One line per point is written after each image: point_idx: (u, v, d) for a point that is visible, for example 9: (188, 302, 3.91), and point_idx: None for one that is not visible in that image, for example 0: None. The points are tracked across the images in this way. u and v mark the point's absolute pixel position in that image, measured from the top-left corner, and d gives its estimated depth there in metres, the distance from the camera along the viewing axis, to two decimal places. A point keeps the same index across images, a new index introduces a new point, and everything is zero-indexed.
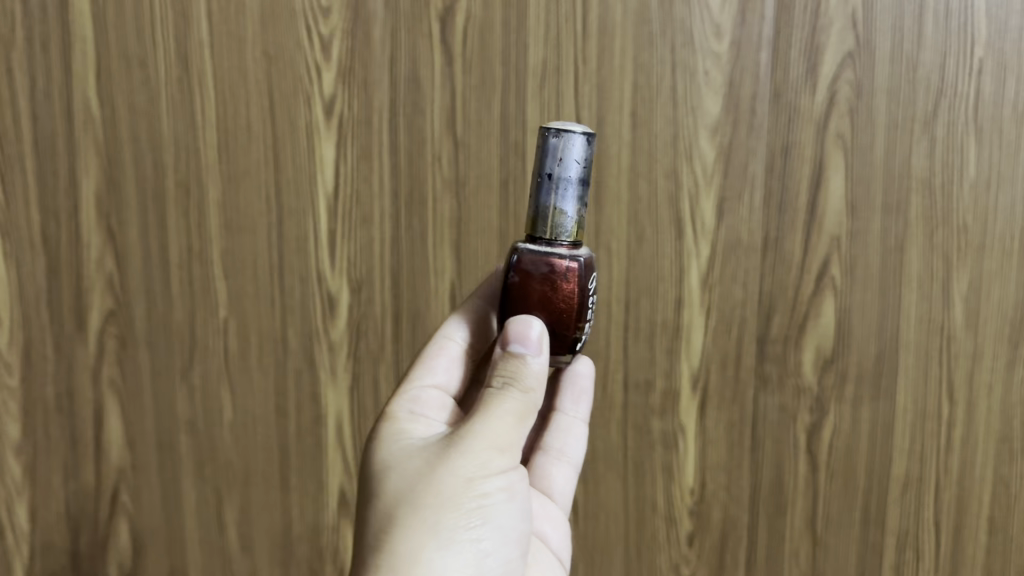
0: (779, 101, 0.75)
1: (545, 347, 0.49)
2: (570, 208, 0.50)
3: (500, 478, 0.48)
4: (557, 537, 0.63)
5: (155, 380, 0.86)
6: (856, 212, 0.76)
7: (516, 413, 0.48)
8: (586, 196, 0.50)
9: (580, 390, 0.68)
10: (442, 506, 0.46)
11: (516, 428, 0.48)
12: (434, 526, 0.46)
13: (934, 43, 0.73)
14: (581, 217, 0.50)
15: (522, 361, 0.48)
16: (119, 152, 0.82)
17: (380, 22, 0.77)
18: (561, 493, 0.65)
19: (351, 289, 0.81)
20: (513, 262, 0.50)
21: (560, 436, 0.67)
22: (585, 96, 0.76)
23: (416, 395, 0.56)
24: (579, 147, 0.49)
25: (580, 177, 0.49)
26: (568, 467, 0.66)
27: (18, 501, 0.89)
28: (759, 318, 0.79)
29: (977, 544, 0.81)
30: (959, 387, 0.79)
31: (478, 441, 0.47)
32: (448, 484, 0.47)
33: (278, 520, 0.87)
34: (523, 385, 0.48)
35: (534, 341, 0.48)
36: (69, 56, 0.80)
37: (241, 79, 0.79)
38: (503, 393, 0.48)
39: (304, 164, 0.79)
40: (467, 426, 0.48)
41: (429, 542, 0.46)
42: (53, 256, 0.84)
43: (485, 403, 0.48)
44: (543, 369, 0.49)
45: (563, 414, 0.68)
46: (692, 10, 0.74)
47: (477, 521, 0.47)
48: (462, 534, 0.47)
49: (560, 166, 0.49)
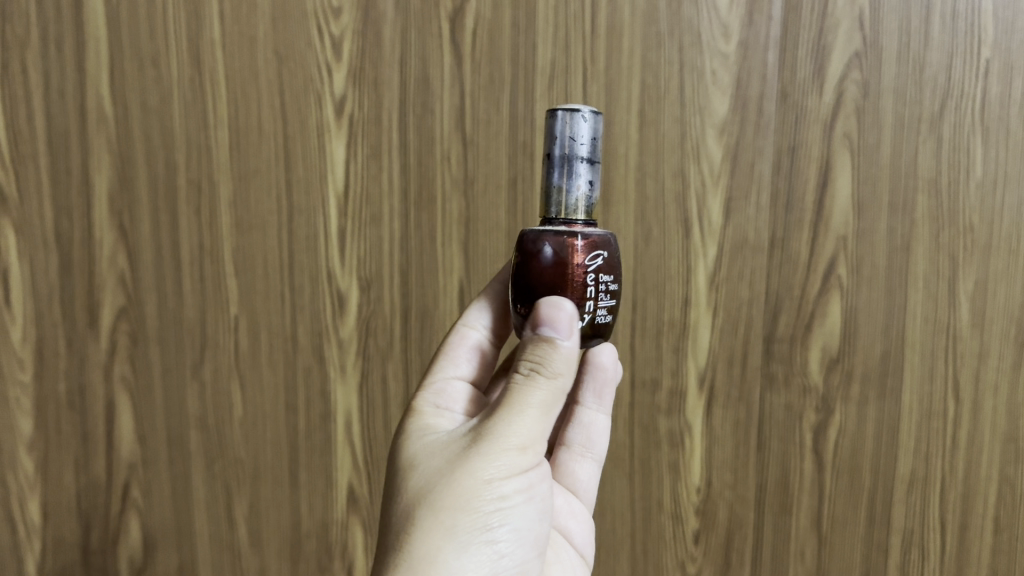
0: (786, 101, 0.75)
1: (575, 330, 0.48)
2: (577, 185, 0.51)
3: (518, 479, 0.48)
4: (580, 532, 0.64)
5: (166, 376, 0.86)
6: (863, 211, 0.77)
7: (542, 405, 0.48)
8: (590, 174, 0.51)
9: (603, 383, 0.66)
10: (460, 507, 0.47)
11: (539, 423, 0.48)
12: (452, 528, 0.46)
13: (940, 43, 0.74)
14: (588, 195, 0.51)
15: (553, 346, 0.47)
16: (132, 151, 0.83)
17: (391, 22, 0.77)
18: (586, 487, 0.66)
19: (360, 288, 0.82)
20: (519, 245, 0.52)
21: (583, 430, 0.67)
22: (594, 96, 0.77)
23: (441, 386, 0.58)
24: (585, 125, 0.50)
25: (587, 154, 0.50)
26: (591, 460, 0.67)
27: (30, 496, 0.90)
28: (765, 318, 0.79)
29: (982, 544, 0.81)
30: (965, 386, 0.79)
31: (498, 442, 0.47)
32: (468, 486, 0.47)
33: (287, 517, 0.87)
34: (550, 371, 0.48)
35: (564, 325, 0.48)
36: (83, 55, 0.81)
37: (252, 78, 0.80)
38: (531, 383, 0.48)
39: (314, 163, 0.80)
40: (491, 423, 0.48)
41: (446, 544, 0.46)
42: (66, 253, 0.85)
43: (511, 396, 0.48)
44: (573, 354, 0.48)
45: (586, 407, 0.67)
46: (700, 11, 0.75)
47: (493, 522, 0.48)
48: (478, 535, 0.47)
49: (567, 144, 0.50)
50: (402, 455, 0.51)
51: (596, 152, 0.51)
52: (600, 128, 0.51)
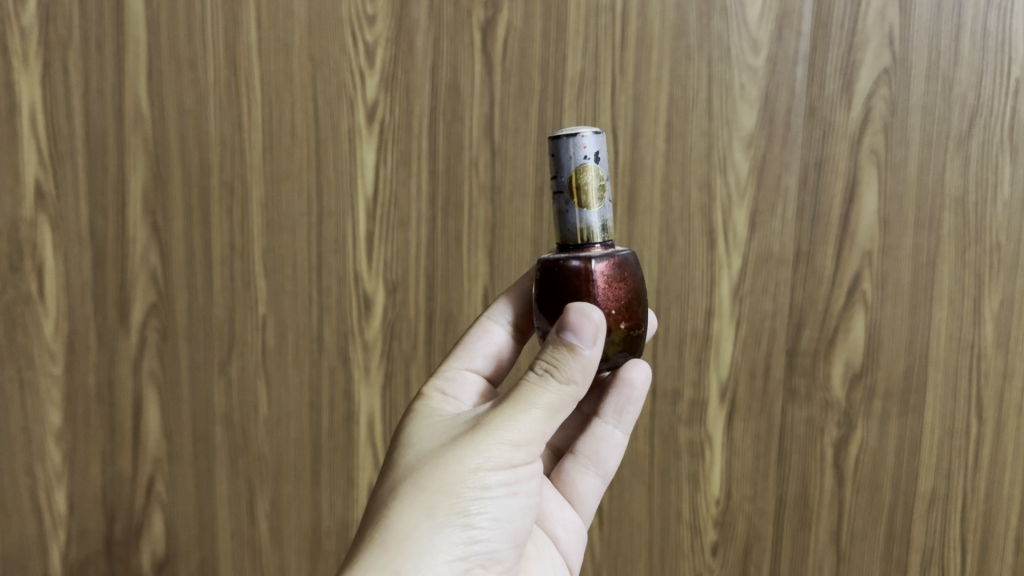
0: (814, 116, 0.76)
1: (599, 340, 0.47)
2: (565, 209, 0.50)
3: (506, 472, 0.48)
4: (568, 540, 0.63)
5: (193, 373, 0.88)
6: (889, 227, 0.77)
7: (549, 407, 0.47)
8: (567, 195, 0.50)
9: (627, 401, 0.64)
10: (442, 491, 0.47)
11: (543, 423, 0.48)
12: (431, 508, 0.47)
13: (970, 61, 0.74)
14: (578, 218, 0.50)
15: (573, 352, 0.47)
16: (167, 151, 0.84)
17: (423, 30, 0.79)
18: (584, 501, 0.65)
19: (386, 290, 0.83)
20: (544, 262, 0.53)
21: (594, 443, 0.65)
22: (622, 106, 0.78)
23: (453, 375, 0.59)
24: (575, 144, 0.50)
25: (592, 171, 0.50)
26: (597, 476, 0.65)
27: (57, 487, 0.92)
28: (789, 330, 0.79)
29: (1003, 564, 0.81)
30: (989, 405, 0.78)
31: (492, 433, 0.48)
32: (453, 471, 0.48)
33: (308, 515, 0.88)
34: (564, 375, 0.47)
35: (588, 334, 0.46)
36: (122, 56, 0.83)
37: (287, 82, 0.81)
38: (541, 384, 0.47)
39: (346, 167, 0.81)
40: (493, 418, 0.48)
41: (422, 523, 0.47)
42: (100, 249, 0.87)
43: (520, 392, 0.48)
44: (591, 363, 0.47)
45: (604, 421, 0.65)
46: (730, 24, 0.75)
47: (472, 509, 0.48)
48: (456, 519, 0.48)
49: (557, 169, 0.50)
50: (406, 434, 0.53)
51: (576, 171, 0.50)
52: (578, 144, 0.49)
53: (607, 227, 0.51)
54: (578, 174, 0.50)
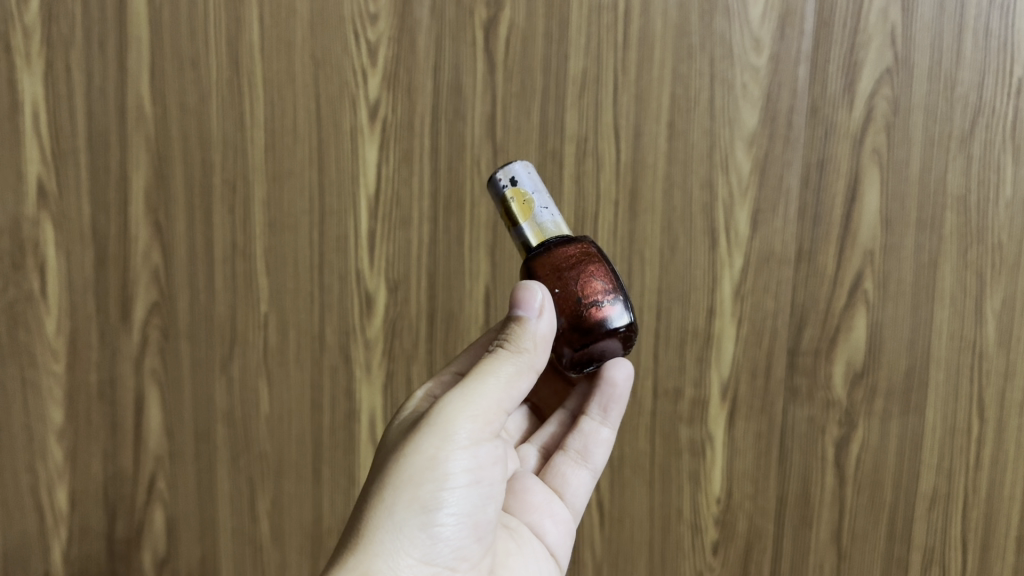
0: (816, 115, 0.76)
1: (547, 309, 0.49)
2: (518, 229, 0.53)
3: (464, 458, 0.49)
4: (556, 533, 0.61)
5: (194, 371, 0.88)
6: (890, 226, 0.77)
7: (503, 384, 0.49)
8: (512, 220, 0.54)
9: (612, 398, 0.64)
10: (400, 487, 0.48)
11: (499, 398, 0.49)
12: (391, 506, 0.47)
13: (972, 60, 0.74)
14: (528, 230, 0.53)
15: (522, 323, 0.49)
16: (169, 149, 0.84)
17: (425, 28, 0.79)
18: (573, 494, 0.63)
19: (388, 289, 0.83)
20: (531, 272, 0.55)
21: (582, 438, 0.64)
22: (624, 106, 0.78)
23: None
24: (499, 179, 0.54)
25: (522, 191, 0.53)
26: (586, 471, 0.64)
27: (58, 484, 0.92)
28: (790, 329, 0.79)
29: (1004, 564, 0.81)
30: (990, 405, 0.78)
31: (447, 419, 0.49)
32: (410, 466, 0.48)
33: (310, 513, 0.88)
34: (517, 345, 0.49)
35: (535, 304, 0.49)
36: (124, 55, 0.83)
37: (289, 81, 0.81)
38: (495, 361, 0.50)
39: (348, 166, 0.82)
40: (446, 404, 0.49)
41: (384, 522, 0.47)
42: (103, 247, 0.87)
43: (473, 376, 0.49)
44: (541, 331, 0.49)
45: (590, 418, 0.65)
46: (732, 24, 0.75)
47: (432, 503, 0.48)
48: (417, 515, 0.48)
49: (499, 206, 0.55)
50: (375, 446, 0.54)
51: (506, 199, 0.54)
52: (500, 177, 0.54)
53: (560, 224, 0.53)
54: (508, 199, 0.54)
